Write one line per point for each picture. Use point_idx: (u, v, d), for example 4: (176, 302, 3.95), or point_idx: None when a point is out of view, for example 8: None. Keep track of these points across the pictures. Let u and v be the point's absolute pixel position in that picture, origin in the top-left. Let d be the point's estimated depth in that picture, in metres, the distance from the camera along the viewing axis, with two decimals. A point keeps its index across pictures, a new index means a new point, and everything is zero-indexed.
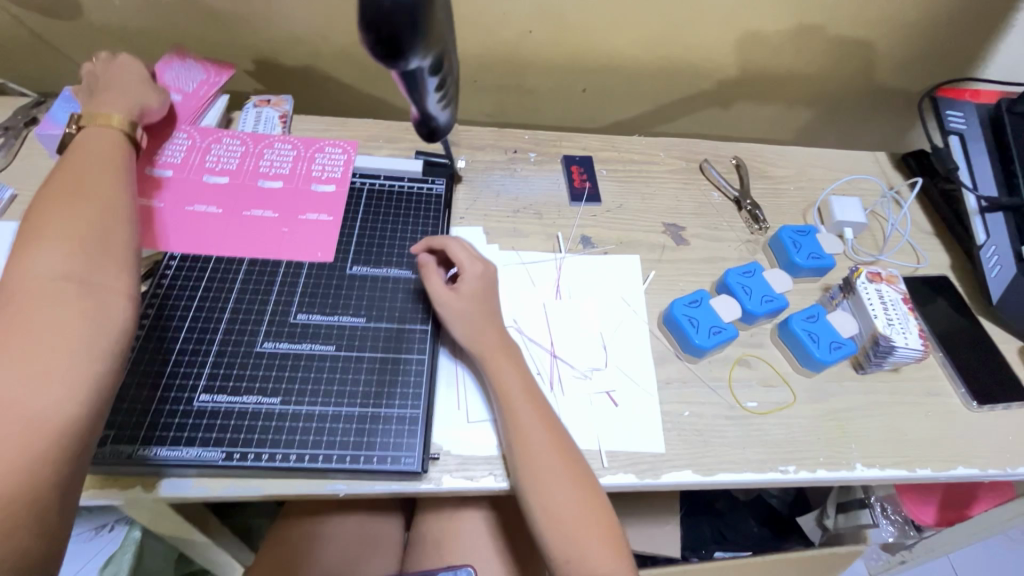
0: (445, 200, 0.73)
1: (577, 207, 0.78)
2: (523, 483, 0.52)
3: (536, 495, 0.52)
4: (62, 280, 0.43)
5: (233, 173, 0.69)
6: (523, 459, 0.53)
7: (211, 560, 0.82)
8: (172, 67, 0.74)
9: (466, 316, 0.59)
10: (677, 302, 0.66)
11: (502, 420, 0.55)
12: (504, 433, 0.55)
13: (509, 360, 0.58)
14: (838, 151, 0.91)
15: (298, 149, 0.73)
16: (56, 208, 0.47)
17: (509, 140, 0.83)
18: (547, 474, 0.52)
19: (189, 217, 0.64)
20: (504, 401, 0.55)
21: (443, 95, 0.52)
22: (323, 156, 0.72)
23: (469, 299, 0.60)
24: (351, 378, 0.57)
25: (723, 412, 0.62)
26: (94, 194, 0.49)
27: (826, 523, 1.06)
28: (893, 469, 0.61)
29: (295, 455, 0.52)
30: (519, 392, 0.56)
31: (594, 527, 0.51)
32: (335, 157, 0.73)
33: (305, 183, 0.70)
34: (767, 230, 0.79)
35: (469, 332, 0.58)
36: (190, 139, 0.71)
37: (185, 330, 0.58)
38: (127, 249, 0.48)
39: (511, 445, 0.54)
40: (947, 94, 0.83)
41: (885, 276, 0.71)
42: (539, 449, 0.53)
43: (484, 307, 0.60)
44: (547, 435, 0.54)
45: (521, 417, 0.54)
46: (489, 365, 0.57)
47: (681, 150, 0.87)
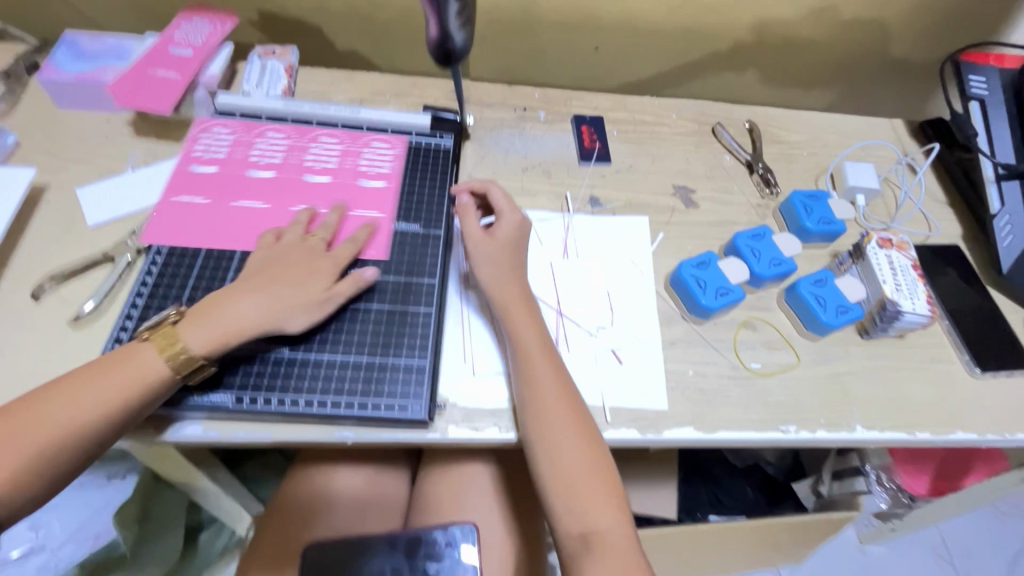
0: (453, 156, 0.72)
1: (587, 166, 0.76)
2: (528, 433, 0.53)
3: (542, 445, 0.53)
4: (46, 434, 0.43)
5: (278, 168, 0.67)
6: (530, 408, 0.54)
7: (220, 509, 0.85)
8: (182, 26, 0.73)
9: (490, 259, 0.60)
10: (685, 263, 0.66)
11: (514, 370, 0.56)
12: (515, 382, 0.56)
13: (528, 313, 0.58)
14: (854, 117, 0.89)
15: (344, 143, 0.70)
16: (55, 416, 0.46)
17: (518, 98, 0.81)
18: (553, 424, 0.53)
19: (235, 214, 0.63)
20: (518, 351, 0.56)
21: (462, 10, 0.54)
22: (371, 151, 0.70)
23: (495, 245, 0.61)
24: (359, 328, 0.57)
25: (726, 372, 0.63)
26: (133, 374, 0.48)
27: (821, 490, 1.08)
28: (892, 432, 0.62)
29: (304, 401, 0.52)
30: (534, 344, 0.56)
31: (594, 481, 0.52)
32: (382, 151, 0.70)
33: (352, 179, 0.67)
34: (779, 195, 0.78)
35: (492, 277, 0.59)
36: (232, 134, 0.68)
37: (193, 280, 0.58)
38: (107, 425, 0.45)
39: (522, 394, 0.54)
40: (970, 58, 0.80)
41: (896, 242, 0.70)
42: (548, 400, 0.54)
43: (510, 254, 0.61)
44: (557, 386, 0.54)
45: (535, 369, 0.55)
46: (505, 314, 0.58)
47: (694, 112, 0.85)
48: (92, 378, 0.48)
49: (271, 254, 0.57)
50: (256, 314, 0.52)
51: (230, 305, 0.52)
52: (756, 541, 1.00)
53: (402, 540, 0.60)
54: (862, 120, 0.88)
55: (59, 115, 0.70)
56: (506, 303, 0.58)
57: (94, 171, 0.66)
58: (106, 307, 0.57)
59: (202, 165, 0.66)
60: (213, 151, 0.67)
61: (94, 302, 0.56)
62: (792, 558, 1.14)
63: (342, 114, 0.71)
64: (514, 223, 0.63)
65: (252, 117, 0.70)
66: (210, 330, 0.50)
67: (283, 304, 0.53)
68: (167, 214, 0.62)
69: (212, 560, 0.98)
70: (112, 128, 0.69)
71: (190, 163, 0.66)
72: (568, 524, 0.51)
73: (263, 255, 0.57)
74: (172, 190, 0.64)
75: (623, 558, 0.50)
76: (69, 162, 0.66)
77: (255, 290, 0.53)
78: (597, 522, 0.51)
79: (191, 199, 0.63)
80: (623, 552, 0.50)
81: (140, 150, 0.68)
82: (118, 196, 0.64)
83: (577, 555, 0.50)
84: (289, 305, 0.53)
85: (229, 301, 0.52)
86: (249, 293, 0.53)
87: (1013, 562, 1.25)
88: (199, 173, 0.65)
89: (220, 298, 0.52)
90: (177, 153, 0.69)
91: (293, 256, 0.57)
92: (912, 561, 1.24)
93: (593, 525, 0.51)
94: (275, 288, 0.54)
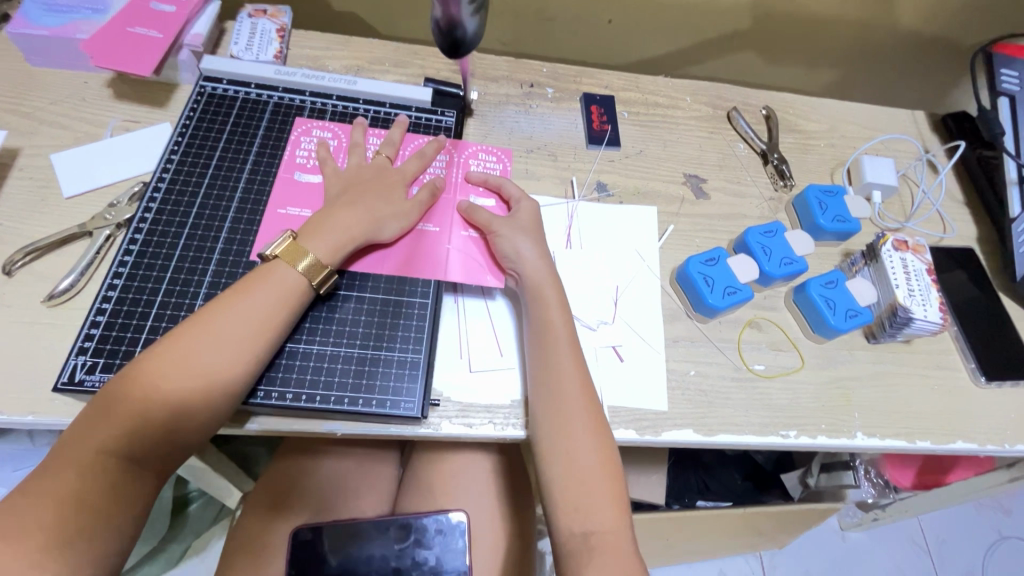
0: (455, 134, 0.68)
1: (595, 150, 0.73)
2: (540, 425, 0.51)
3: (557, 437, 0.51)
4: (197, 373, 0.44)
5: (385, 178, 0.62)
6: (540, 401, 0.52)
7: (210, 485, 0.83)
8: None
9: (506, 240, 0.58)
10: (693, 259, 0.63)
11: (535, 359, 0.54)
12: (531, 373, 0.54)
13: (561, 304, 0.56)
14: (876, 107, 0.85)
15: (447, 152, 0.66)
16: (197, 360, 0.44)
17: (525, 73, 0.77)
18: (567, 415, 0.51)
19: None
20: (544, 341, 0.54)
21: None
22: (477, 162, 0.66)
23: (522, 231, 0.58)
24: (352, 319, 0.54)
25: (728, 373, 0.61)
26: (266, 317, 0.48)
27: (808, 482, 1.10)
28: (892, 440, 0.61)
29: (292, 395, 0.50)
30: (564, 336, 0.54)
31: (600, 479, 0.49)
32: (490, 166, 0.67)
33: (461, 193, 0.63)
34: (793, 188, 0.75)
35: (515, 261, 0.57)
36: (333, 139, 0.63)
37: (176, 260, 0.54)
38: (236, 342, 0.46)
39: (541, 386, 0.53)
40: (1005, 50, 0.77)
41: (911, 244, 0.68)
42: (565, 394, 0.52)
43: (534, 235, 0.59)
44: (579, 383, 0.52)
45: (559, 360, 0.53)
46: (535, 300, 0.55)
47: (709, 94, 0.81)
48: (227, 316, 0.46)
49: (346, 179, 0.58)
50: (360, 223, 0.54)
51: (336, 217, 0.53)
52: (741, 528, 1.01)
53: (394, 524, 0.62)
54: (883, 111, 0.84)
55: (32, 72, 0.65)
56: (539, 287, 0.56)
57: (70, 136, 0.62)
58: (83, 284, 0.54)
59: (306, 172, 0.60)
60: (314, 159, 0.61)
61: (71, 280, 0.53)
62: (774, 544, 1.16)
63: (336, 85, 0.66)
64: (530, 209, 0.61)
65: (240, 84, 0.65)
66: (328, 236, 0.52)
67: (378, 213, 0.55)
68: (274, 227, 0.57)
69: (207, 527, 1.00)
70: (90, 89, 0.65)
71: (290, 170, 0.60)
72: (569, 525, 0.48)
73: (342, 182, 0.58)
74: (277, 200, 0.58)
75: (624, 564, 0.46)
76: (43, 126, 0.62)
77: (350, 203, 0.55)
78: (602, 522, 0.48)
79: (300, 211, 0.58)
80: (624, 558, 0.46)
81: (120, 114, 0.64)
82: (97, 166, 0.60)
83: (574, 556, 0.47)
84: (381, 214, 0.56)
85: (331, 215, 0.53)
86: (347, 207, 0.54)
87: (986, 553, 1.28)
88: (305, 182, 0.60)
89: (321, 214, 0.54)
90: (159, 120, 0.64)
91: (368, 177, 0.58)
92: (891, 549, 1.26)
93: (590, 525, 0.48)
94: (367, 201, 0.56)
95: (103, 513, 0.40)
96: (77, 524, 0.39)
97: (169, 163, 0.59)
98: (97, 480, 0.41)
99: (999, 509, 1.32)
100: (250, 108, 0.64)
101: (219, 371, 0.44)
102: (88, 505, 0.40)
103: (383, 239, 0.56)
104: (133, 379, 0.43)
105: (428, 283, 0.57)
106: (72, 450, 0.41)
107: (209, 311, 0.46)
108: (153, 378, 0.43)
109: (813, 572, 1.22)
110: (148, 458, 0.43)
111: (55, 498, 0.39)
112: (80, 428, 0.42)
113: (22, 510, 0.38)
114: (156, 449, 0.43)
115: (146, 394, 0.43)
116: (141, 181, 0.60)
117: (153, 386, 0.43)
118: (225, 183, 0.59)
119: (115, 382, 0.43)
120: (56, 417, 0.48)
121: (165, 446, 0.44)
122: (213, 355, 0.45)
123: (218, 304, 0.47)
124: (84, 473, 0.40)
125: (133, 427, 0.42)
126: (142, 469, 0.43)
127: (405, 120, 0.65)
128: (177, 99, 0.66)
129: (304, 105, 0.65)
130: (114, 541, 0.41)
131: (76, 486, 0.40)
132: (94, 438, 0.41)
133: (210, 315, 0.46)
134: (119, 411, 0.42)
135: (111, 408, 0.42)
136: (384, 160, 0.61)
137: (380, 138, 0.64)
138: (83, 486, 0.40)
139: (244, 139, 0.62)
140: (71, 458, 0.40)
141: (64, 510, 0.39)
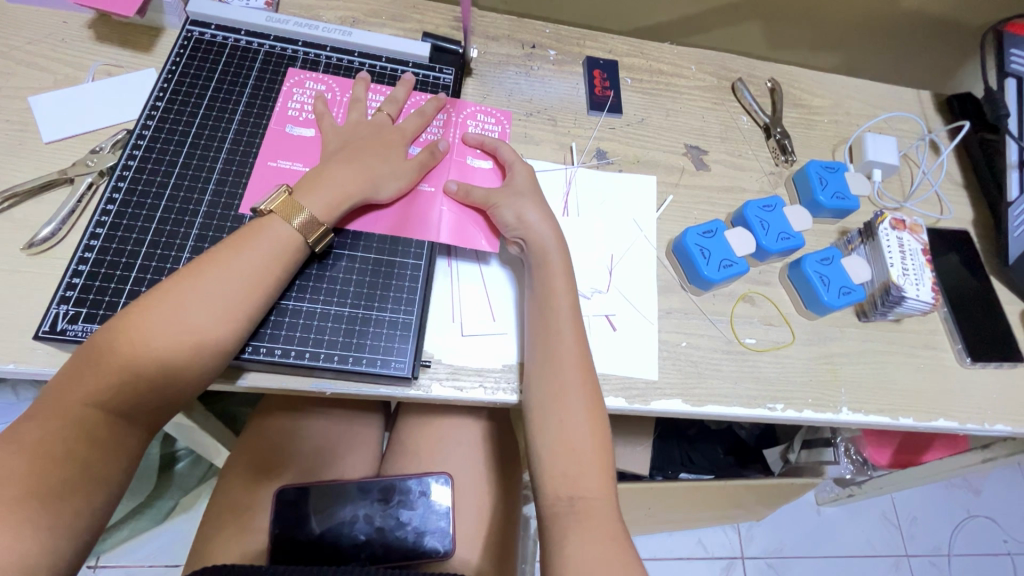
0: (454, 92, 0.66)
1: (597, 116, 0.71)
2: (535, 394, 0.51)
3: (551, 408, 0.50)
4: (187, 329, 0.43)
5: None
6: (535, 368, 0.52)
7: (197, 442, 0.84)
8: None
9: (507, 207, 0.56)
10: (691, 230, 0.63)
11: (537, 332, 0.53)
12: (529, 341, 0.54)
13: (567, 279, 0.54)
14: (882, 85, 0.84)
15: (446, 112, 0.64)
16: (186, 317, 0.43)
17: (528, 33, 0.74)
18: (564, 386, 0.51)
19: None
20: (545, 311, 0.53)
21: None
22: (475, 123, 0.64)
23: (522, 197, 0.57)
24: (342, 278, 0.53)
25: (720, 345, 0.61)
26: (257, 275, 0.46)
27: (789, 457, 1.08)
28: (876, 416, 0.62)
29: (280, 350, 0.50)
30: (563, 304, 0.53)
31: (589, 447, 0.49)
32: (488, 128, 0.65)
33: (459, 154, 0.61)
34: (794, 163, 0.74)
35: (516, 227, 0.56)
36: (327, 92, 0.61)
37: (161, 212, 0.52)
38: (228, 300, 0.45)
39: (538, 354, 0.52)
40: (1014, 29, 0.76)
41: (909, 224, 0.67)
42: (562, 362, 0.51)
43: (533, 200, 0.57)
44: (579, 358, 0.52)
45: (559, 332, 0.52)
46: (539, 271, 0.55)
47: (714, 64, 0.79)
48: (217, 271, 0.45)
49: (344, 135, 0.56)
50: (357, 181, 0.52)
51: (332, 174, 0.52)
52: (721, 500, 1.03)
53: (377, 487, 0.62)
54: (889, 89, 0.83)
55: (8, 9, 0.61)
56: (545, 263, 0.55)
57: (49, 78, 0.59)
58: (64, 234, 0.52)
59: (298, 126, 0.58)
60: (308, 112, 0.59)
61: (51, 228, 0.51)
62: (752, 516, 1.19)
63: (331, 35, 0.63)
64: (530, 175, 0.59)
65: (228, 30, 0.62)
66: (324, 193, 0.51)
67: (375, 171, 0.54)
68: (264, 180, 0.55)
69: (194, 487, 1.00)
70: (70, 29, 0.62)
71: (283, 124, 0.58)
72: (556, 490, 0.48)
73: (339, 138, 0.56)
74: (267, 153, 0.56)
75: (608, 530, 0.47)
76: (20, 66, 0.59)
77: (347, 161, 0.53)
78: (590, 489, 0.48)
79: (292, 165, 0.56)
80: (607, 522, 0.47)
81: (102, 58, 0.61)
82: (76, 110, 0.57)
83: (560, 519, 0.47)
84: (379, 173, 0.54)
85: (327, 172, 0.52)
86: (344, 162, 0.53)
87: (954, 530, 1.32)
88: (298, 136, 0.58)
89: (318, 169, 0.52)
90: (144, 66, 0.62)
91: (366, 133, 0.57)
92: (864, 524, 1.30)
93: (578, 491, 0.48)
94: (364, 158, 0.54)
95: (88, 466, 0.40)
96: (62, 475, 0.39)
97: (153, 110, 0.56)
98: (85, 432, 0.40)
99: (969, 490, 1.37)
100: (239, 57, 0.61)
101: (211, 329, 0.44)
102: (76, 456, 0.39)
103: (381, 200, 0.55)
104: (122, 332, 0.42)
105: (422, 244, 0.56)
106: (59, 405, 0.40)
107: (201, 266, 0.45)
108: (141, 336, 0.42)
109: (787, 544, 1.26)
110: (139, 415, 0.42)
111: (42, 450, 0.39)
112: (65, 385, 0.41)
113: (6, 461, 0.38)
114: (144, 406, 0.42)
115: (136, 348, 0.42)
116: (125, 128, 0.58)
117: (143, 340, 0.42)
118: (213, 134, 0.57)
119: (102, 334, 0.42)
120: (41, 365, 0.47)
121: (155, 403, 0.43)
122: (205, 312, 0.44)
123: (209, 259, 0.46)
124: (71, 425, 0.40)
125: (123, 386, 0.41)
126: (132, 425, 0.42)
127: (411, 78, 0.63)
128: (163, 45, 0.63)
129: (296, 55, 0.62)
130: (101, 495, 0.41)
131: (63, 438, 0.39)
132: (81, 390, 0.40)
133: (200, 270, 0.45)
134: (107, 368, 0.41)
135: (99, 360, 0.41)
136: (384, 117, 0.59)
137: (382, 95, 0.62)
138: (71, 439, 0.39)
139: (232, 88, 0.59)
140: (59, 414, 0.40)
141: (51, 461, 0.39)
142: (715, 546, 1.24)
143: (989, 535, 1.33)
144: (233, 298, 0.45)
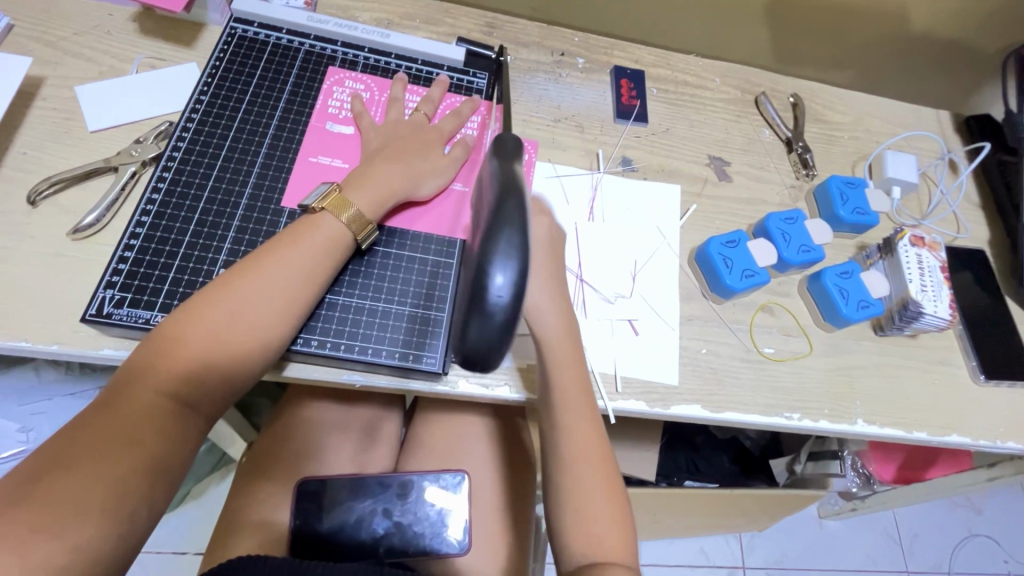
0: (487, 95, 0.67)
1: (623, 125, 0.72)
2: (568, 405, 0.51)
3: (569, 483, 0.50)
4: (248, 321, 0.45)
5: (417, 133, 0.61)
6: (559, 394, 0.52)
7: (215, 433, 0.85)
8: None
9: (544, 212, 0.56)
10: (715, 239, 0.64)
11: (543, 402, 0.53)
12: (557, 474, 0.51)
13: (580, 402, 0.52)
14: (902, 104, 0.85)
15: (480, 115, 0.66)
16: (249, 310, 0.45)
17: (557, 40, 0.75)
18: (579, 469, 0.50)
19: None
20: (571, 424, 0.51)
21: None
22: None
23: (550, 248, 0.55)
24: (377, 273, 0.55)
25: (740, 354, 0.62)
26: (310, 270, 0.48)
27: (795, 468, 1.07)
28: (890, 429, 0.63)
29: (317, 342, 0.51)
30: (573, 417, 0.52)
31: (586, 436, 0.51)
32: None
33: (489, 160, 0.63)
34: (814, 178, 0.75)
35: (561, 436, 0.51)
36: (366, 91, 0.63)
37: (205, 202, 0.54)
38: (286, 295, 0.47)
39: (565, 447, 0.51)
40: None
41: (928, 241, 0.69)
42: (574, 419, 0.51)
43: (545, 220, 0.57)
44: (592, 434, 0.52)
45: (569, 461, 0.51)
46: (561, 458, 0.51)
47: (738, 77, 0.80)
48: (274, 266, 0.47)
49: (384, 135, 0.58)
50: (398, 179, 0.55)
51: (375, 171, 0.54)
52: (724, 508, 1.02)
53: (395, 481, 0.64)
54: (909, 108, 0.84)
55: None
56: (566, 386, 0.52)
57: (94, 69, 0.60)
58: (109, 220, 0.53)
59: (337, 123, 0.60)
60: (347, 110, 0.61)
61: (96, 215, 0.53)
62: (754, 526, 1.19)
63: (369, 37, 0.65)
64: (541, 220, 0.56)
65: (271, 28, 0.64)
66: (372, 191, 0.53)
67: (416, 168, 0.56)
68: (305, 176, 0.56)
69: (206, 473, 1.02)
70: (114, 22, 0.63)
71: (323, 121, 0.60)
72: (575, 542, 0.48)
73: (379, 137, 0.58)
74: (308, 149, 0.58)
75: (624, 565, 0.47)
76: (67, 56, 0.60)
77: (389, 158, 0.55)
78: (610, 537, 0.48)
79: (331, 161, 0.58)
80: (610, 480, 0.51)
81: (146, 51, 0.62)
82: (120, 100, 0.59)
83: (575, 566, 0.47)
84: (418, 170, 0.56)
85: (371, 168, 0.54)
86: (386, 162, 0.55)
87: (955, 548, 1.33)
88: (337, 133, 0.59)
89: (362, 168, 0.54)
90: (185, 60, 0.63)
91: (404, 133, 0.59)
92: (865, 540, 1.31)
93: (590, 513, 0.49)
94: (406, 157, 0.56)
95: (155, 449, 0.41)
96: (126, 461, 0.40)
97: (198, 104, 0.58)
98: (153, 418, 0.42)
99: (971, 508, 1.37)
100: (281, 54, 0.63)
101: (268, 321, 0.46)
102: (143, 443, 0.41)
103: (419, 196, 0.57)
104: (185, 323, 0.44)
105: (453, 242, 0.58)
106: (128, 392, 0.42)
107: (258, 260, 0.47)
108: (206, 326, 0.44)
109: (788, 556, 1.27)
110: (200, 404, 0.45)
111: (106, 434, 0.40)
112: (131, 373, 0.42)
113: (75, 448, 0.39)
114: (205, 392, 0.44)
115: (200, 339, 0.44)
116: (168, 120, 0.59)
117: (208, 331, 0.44)
118: (255, 129, 0.58)
119: (165, 324, 0.44)
120: (86, 348, 0.48)
121: (216, 391, 0.45)
122: (265, 305, 0.46)
123: (265, 253, 0.48)
124: (137, 412, 0.41)
125: (188, 373, 0.43)
126: (193, 413, 0.44)
127: (445, 80, 0.65)
128: (205, 40, 0.64)
129: (336, 55, 0.64)
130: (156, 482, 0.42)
131: (131, 423, 0.41)
132: (148, 379, 0.42)
133: (257, 264, 0.47)
134: (172, 358, 0.43)
135: (165, 350, 0.43)
136: (423, 119, 0.61)
137: (418, 96, 0.64)
138: (139, 424, 0.41)
139: (274, 85, 0.61)
140: (128, 401, 0.41)
141: (110, 446, 0.39)
142: (717, 555, 1.24)
143: (989, 554, 1.34)
144: (290, 293, 0.47)
